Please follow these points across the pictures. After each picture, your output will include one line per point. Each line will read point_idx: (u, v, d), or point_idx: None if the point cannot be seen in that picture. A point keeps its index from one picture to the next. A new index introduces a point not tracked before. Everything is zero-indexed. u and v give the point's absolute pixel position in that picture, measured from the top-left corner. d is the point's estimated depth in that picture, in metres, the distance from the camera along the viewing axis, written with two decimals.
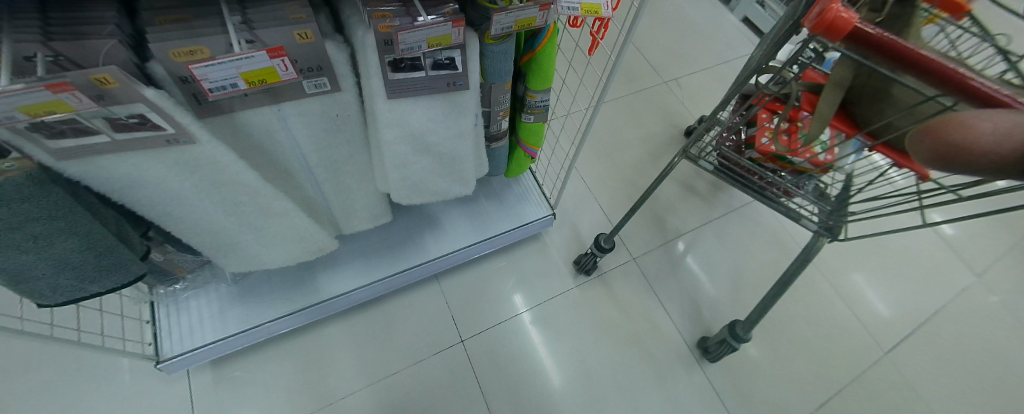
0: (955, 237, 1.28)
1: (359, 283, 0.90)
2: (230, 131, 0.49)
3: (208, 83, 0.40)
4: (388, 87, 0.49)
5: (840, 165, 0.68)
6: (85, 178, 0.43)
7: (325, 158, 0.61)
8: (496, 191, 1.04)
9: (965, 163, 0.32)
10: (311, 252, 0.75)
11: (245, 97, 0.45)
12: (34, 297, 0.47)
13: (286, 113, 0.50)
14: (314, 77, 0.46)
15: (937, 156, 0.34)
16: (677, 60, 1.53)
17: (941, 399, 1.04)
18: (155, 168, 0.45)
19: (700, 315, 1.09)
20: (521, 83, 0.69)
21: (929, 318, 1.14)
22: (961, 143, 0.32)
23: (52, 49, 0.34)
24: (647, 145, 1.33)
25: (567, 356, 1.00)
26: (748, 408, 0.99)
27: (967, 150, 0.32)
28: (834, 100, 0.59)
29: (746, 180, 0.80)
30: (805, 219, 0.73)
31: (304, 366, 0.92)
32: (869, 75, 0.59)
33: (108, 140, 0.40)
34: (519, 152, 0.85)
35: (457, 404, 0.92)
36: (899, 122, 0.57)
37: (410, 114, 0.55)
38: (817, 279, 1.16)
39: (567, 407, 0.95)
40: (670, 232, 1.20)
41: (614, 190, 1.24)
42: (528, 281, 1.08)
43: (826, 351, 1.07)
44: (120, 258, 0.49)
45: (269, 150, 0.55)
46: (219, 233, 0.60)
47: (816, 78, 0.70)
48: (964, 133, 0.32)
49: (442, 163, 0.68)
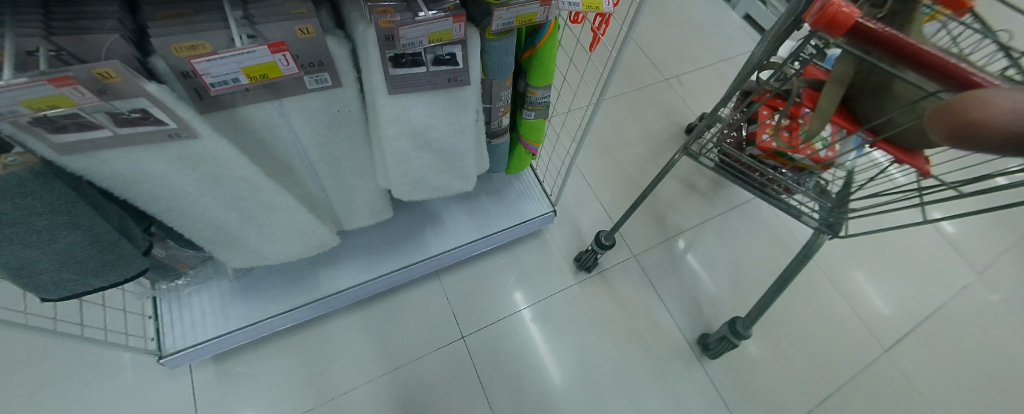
0: (955, 235, 1.28)
1: (360, 280, 0.90)
2: (231, 126, 0.49)
3: (209, 78, 0.40)
4: (389, 82, 0.49)
5: (841, 162, 0.68)
6: (87, 173, 0.43)
7: (327, 153, 0.61)
8: (496, 188, 1.04)
9: (987, 139, 0.31)
10: (313, 248, 0.75)
11: (247, 92, 0.45)
12: (37, 292, 0.47)
13: (287, 109, 0.51)
14: (315, 72, 0.46)
15: (958, 135, 0.33)
16: (678, 57, 1.53)
17: (941, 395, 1.04)
18: (156, 163, 0.45)
19: (700, 311, 1.09)
20: (522, 79, 0.69)
21: (930, 315, 1.14)
22: (984, 118, 0.31)
23: (54, 44, 0.34)
24: (647, 143, 1.33)
25: (567, 353, 1.00)
26: (748, 405, 0.99)
27: (989, 126, 0.31)
28: (835, 96, 0.60)
29: (747, 176, 0.80)
30: (805, 216, 0.73)
31: (305, 362, 0.92)
32: (870, 71, 0.59)
33: (110, 135, 0.40)
34: (519, 149, 0.85)
35: (458, 400, 0.93)
36: (900, 117, 0.57)
37: (411, 110, 0.55)
38: (817, 276, 1.17)
39: (567, 403, 0.95)
40: (670, 229, 1.20)
41: (614, 187, 1.24)
42: (529, 278, 1.09)
43: (825, 348, 1.07)
44: (122, 252, 0.49)
45: (270, 145, 0.56)
46: (221, 228, 0.60)
47: (817, 74, 0.70)
48: (985, 109, 0.31)
49: (443, 159, 0.68)
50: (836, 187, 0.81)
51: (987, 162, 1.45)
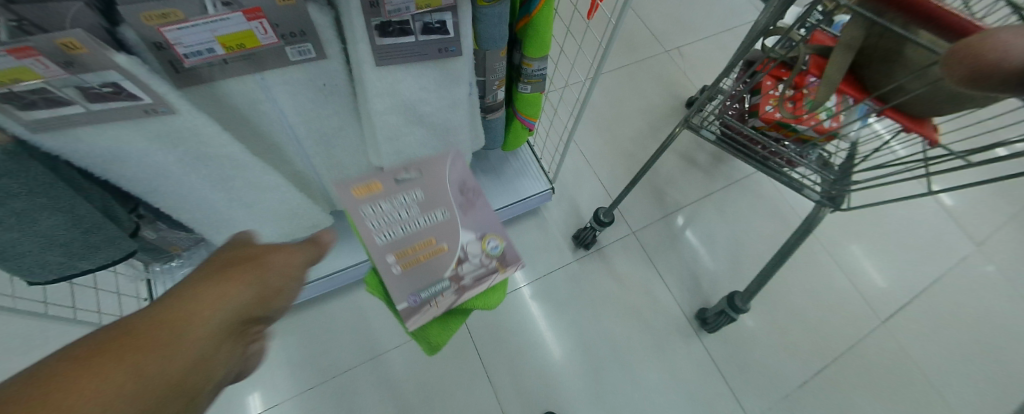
0: (954, 207, 1.28)
1: (357, 259, 0.90)
2: (212, 102, 0.47)
3: (183, 48, 0.38)
4: (377, 52, 0.46)
5: (845, 133, 0.66)
6: (64, 152, 0.41)
7: (314, 129, 0.59)
8: (493, 165, 1.02)
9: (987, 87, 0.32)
10: (305, 228, 0.74)
11: (225, 65, 0.43)
12: (23, 275, 0.46)
13: (270, 82, 0.48)
14: (297, 43, 0.44)
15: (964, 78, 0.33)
16: (679, 28, 1.48)
17: (934, 364, 1.06)
18: (135, 141, 0.43)
19: (699, 286, 1.09)
20: (517, 51, 0.66)
21: (926, 287, 1.15)
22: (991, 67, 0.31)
23: (13, 12, 0.29)
24: (647, 117, 1.30)
25: (567, 329, 1.01)
26: (744, 376, 1.00)
27: (997, 69, 0.31)
28: (843, 62, 0.57)
29: (748, 149, 0.78)
30: (806, 189, 0.71)
31: (306, 340, 0.93)
32: (881, 35, 0.56)
33: (83, 111, 0.38)
34: (516, 125, 0.83)
35: (458, 375, 0.94)
36: (910, 84, 0.55)
37: (400, 83, 0.53)
38: (816, 250, 1.16)
39: (566, 378, 0.96)
40: (670, 205, 1.19)
41: (613, 163, 1.22)
42: (528, 255, 1.08)
43: (822, 321, 1.08)
44: (108, 234, 0.49)
45: (255, 122, 0.53)
46: (210, 209, 0.59)
47: (824, 41, 0.67)
48: (1002, 51, 0.30)
49: (436, 134, 0.66)
50: (838, 159, 0.79)
51: (991, 133, 1.43)
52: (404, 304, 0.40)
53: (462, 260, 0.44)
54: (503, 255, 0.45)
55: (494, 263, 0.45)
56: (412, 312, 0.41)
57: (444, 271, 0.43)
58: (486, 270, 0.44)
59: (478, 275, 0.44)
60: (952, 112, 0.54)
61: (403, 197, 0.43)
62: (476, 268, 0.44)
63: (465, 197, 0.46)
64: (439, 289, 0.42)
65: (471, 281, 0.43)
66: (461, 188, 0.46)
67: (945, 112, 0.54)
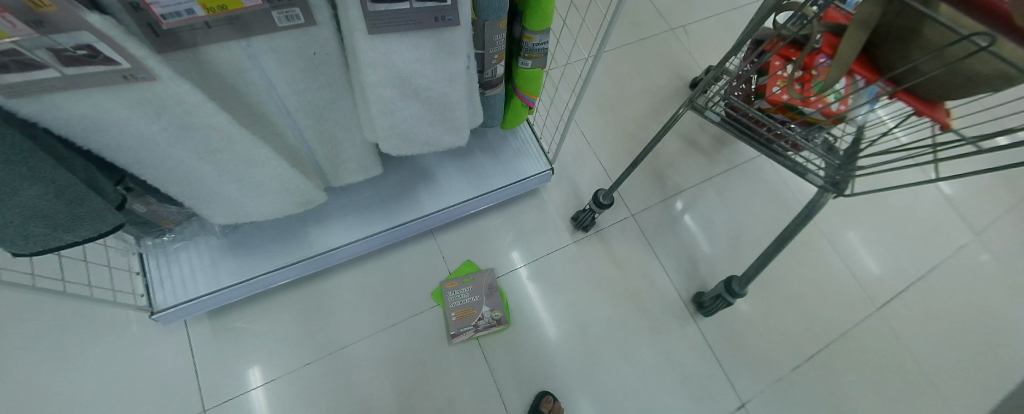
0: (955, 195, 1.27)
1: (352, 237, 0.89)
2: (197, 70, 0.45)
3: (160, 9, 0.36)
4: (369, 20, 0.44)
5: (854, 116, 0.64)
6: (42, 119, 0.40)
7: (305, 101, 0.57)
8: (492, 144, 1.00)
9: None
10: (299, 204, 0.73)
11: (208, 29, 0.41)
12: (7, 246, 0.45)
13: (256, 50, 0.46)
14: (285, 8, 0.41)
15: None
16: (685, 5, 1.43)
17: (925, 350, 1.07)
18: (116, 109, 0.41)
19: (696, 270, 1.09)
20: (518, 23, 0.63)
21: (922, 275, 1.15)
22: None
23: None
24: (649, 98, 1.27)
25: (563, 310, 1.01)
26: (737, 359, 1.02)
27: None
28: (857, 41, 0.55)
29: (753, 132, 0.76)
30: (811, 174, 0.70)
31: (303, 317, 0.93)
32: (899, 13, 0.54)
33: (58, 75, 0.36)
34: (515, 102, 0.80)
35: (454, 354, 0.95)
36: (926, 65, 0.53)
37: (394, 53, 0.50)
38: (815, 236, 1.16)
39: (561, 358, 0.97)
40: (670, 189, 1.17)
41: (614, 144, 1.20)
42: (526, 236, 1.08)
43: (817, 306, 1.09)
44: (93, 206, 0.48)
45: (243, 92, 0.51)
46: (199, 182, 0.58)
47: (837, 18, 0.64)
48: None
49: (433, 109, 0.64)
50: (844, 143, 0.77)
51: (997, 120, 1.40)
52: (454, 331, 0.95)
53: (480, 318, 0.97)
54: (500, 320, 0.98)
55: (495, 324, 0.97)
56: (456, 333, 0.95)
57: (471, 327, 0.96)
58: (491, 324, 0.97)
59: (485, 328, 0.96)
60: (967, 96, 0.51)
61: (460, 296, 0.99)
62: (486, 325, 0.96)
63: (489, 290, 1.00)
64: (466, 329, 0.95)
65: (482, 328, 0.96)
66: (488, 293, 1.00)
67: (960, 95, 0.52)
